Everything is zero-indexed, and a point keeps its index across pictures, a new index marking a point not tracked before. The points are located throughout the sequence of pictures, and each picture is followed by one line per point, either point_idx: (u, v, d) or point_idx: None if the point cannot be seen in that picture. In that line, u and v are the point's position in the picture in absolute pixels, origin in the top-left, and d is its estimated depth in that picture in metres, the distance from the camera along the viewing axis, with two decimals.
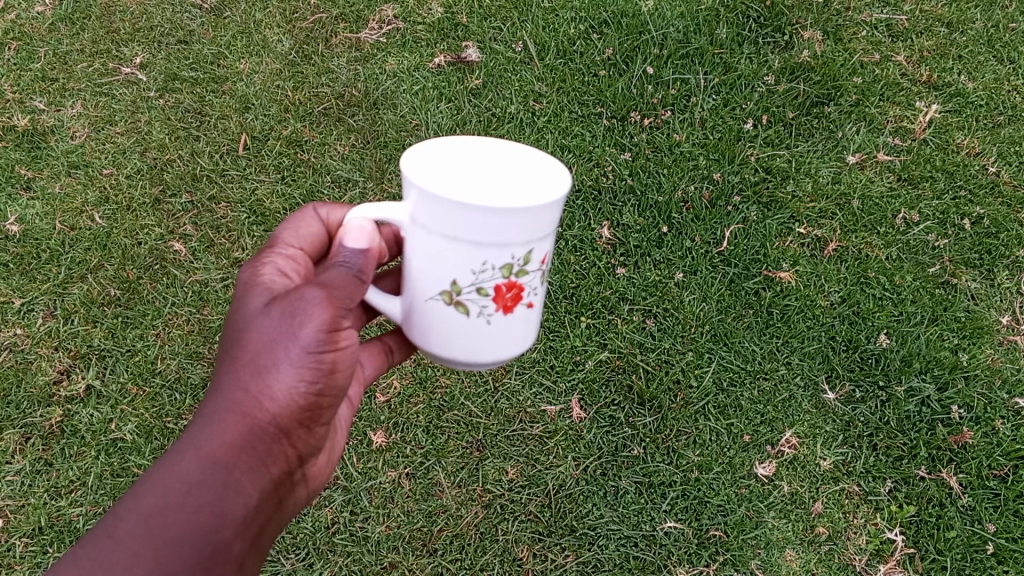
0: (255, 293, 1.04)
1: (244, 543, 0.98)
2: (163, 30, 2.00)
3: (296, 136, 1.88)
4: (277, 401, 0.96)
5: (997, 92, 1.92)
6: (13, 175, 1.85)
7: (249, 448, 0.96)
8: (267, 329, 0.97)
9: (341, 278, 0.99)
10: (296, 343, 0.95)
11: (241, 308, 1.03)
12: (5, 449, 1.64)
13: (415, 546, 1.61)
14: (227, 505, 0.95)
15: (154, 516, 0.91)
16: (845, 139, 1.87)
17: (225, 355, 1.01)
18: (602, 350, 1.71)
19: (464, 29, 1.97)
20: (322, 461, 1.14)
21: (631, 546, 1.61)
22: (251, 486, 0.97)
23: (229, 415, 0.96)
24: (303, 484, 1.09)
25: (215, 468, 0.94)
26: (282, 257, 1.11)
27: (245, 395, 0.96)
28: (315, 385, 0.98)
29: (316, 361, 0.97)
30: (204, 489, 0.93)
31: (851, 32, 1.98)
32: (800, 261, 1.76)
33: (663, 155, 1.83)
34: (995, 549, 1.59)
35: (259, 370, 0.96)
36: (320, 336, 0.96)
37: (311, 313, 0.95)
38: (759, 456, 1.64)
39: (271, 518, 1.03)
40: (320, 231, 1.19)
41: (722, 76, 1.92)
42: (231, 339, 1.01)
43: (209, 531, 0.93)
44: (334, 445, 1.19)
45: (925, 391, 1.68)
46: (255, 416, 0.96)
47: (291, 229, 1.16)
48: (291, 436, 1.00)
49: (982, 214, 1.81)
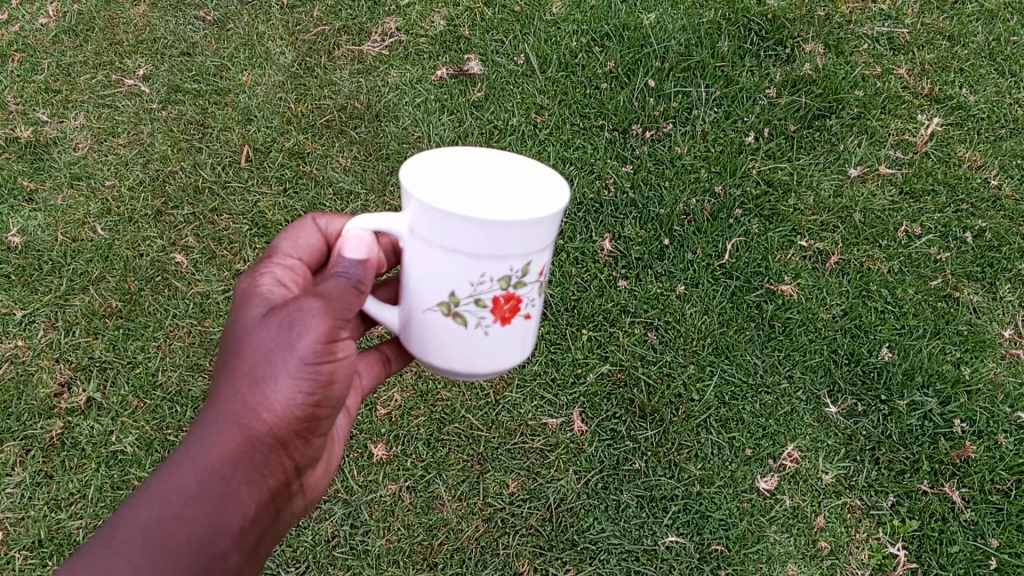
0: (253, 303, 1.04)
1: (242, 554, 0.97)
2: (166, 42, 2.01)
3: (299, 148, 1.89)
4: (275, 411, 0.96)
5: (998, 105, 1.92)
6: (16, 186, 1.86)
7: (247, 459, 0.96)
8: (264, 341, 0.97)
9: (340, 288, 0.99)
10: (293, 354, 0.95)
11: (240, 317, 1.03)
12: (5, 462, 1.63)
13: (416, 560, 1.60)
14: (224, 516, 0.94)
15: (150, 527, 0.91)
16: (847, 152, 1.88)
17: (222, 366, 1.01)
18: (603, 363, 1.70)
19: (467, 42, 1.98)
20: (319, 472, 1.14)
21: (633, 560, 1.60)
22: (248, 497, 0.97)
23: (227, 426, 0.96)
24: (300, 495, 1.09)
25: (212, 478, 0.94)
26: (280, 267, 1.12)
27: (242, 405, 0.96)
28: (312, 396, 0.98)
29: (314, 371, 0.97)
30: (201, 500, 0.93)
31: (852, 46, 1.99)
32: (802, 273, 1.76)
33: (665, 168, 1.84)
34: (999, 564, 1.57)
35: (257, 380, 0.96)
36: (318, 345, 0.96)
37: (310, 323, 0.95)
38: (761, 470, 1.64)
39: (267, 529, 1.03)
40: (318, 241, 1.20)
41: (724, 89, 1.93)
42: (228, 349, 1.01)
43: (206, 542, 0.93)
44: (331, 456, 1.19)
45: (928, 405, 1.67)
46: (252, 426, 0.96)
47: (289, 239, 1.17)
48: (288, 447, 1.00)
49: (985, 228, 1.81)
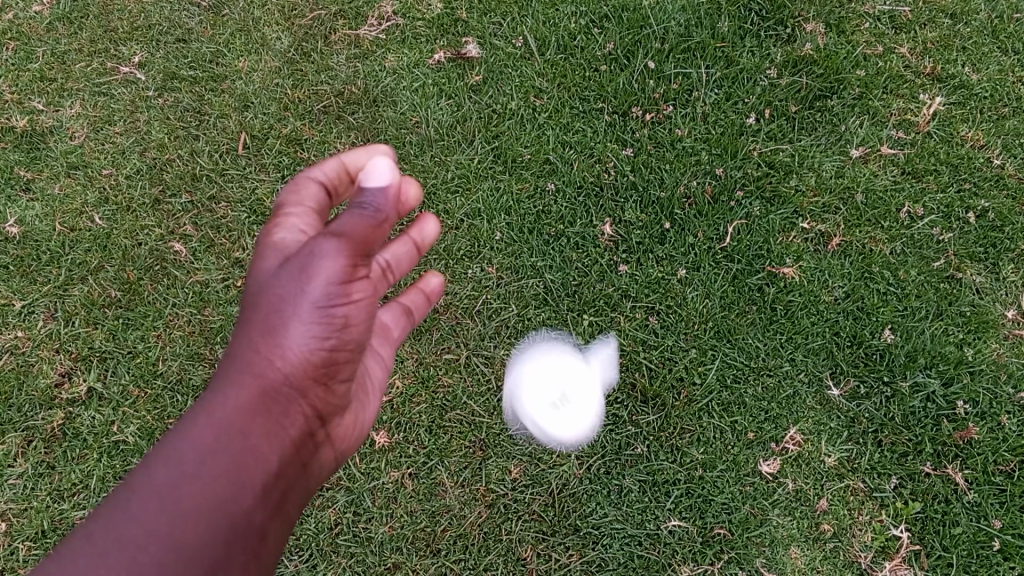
0: (274, 251, 1.14)
1: (267, 510, 1.01)
2: (160, 28, 1.98)
3: (296, 135, 1.87)
4: (289, 360, 1.01)
5: (1001, 84, 1.87)
6: (14, 177, 1.86)
7: (264, 411, 1.02)
8: (279, 293, 1.02)
9: (355, 225, 1.04)
10: (308, 300, 1.00)
11: (262, 269, 1.12)
12: (9, 452, 1.65)
13: (419, 546, 1.61)
14: (245, 470, 0.99)
15: (170, 488, 0.96)
16: (848, 132, 1.85)
17: (241, 323, 1.07)
18: (605, 348, 1.70)
19: (464, 24, 1.94)
20: (344, 423, 1.20)
21: (636, 545, 1.61)
22: (268, 450, 1.02)
23: (246, 378, 1.02)
24: (326, 446, 1.14)
25: (231, 434, 1.00)
26: (295, 218, 1.21)
27: (257, 362, 1.02)
28: (328, 340, 1.03)
29: (329, 314, 1.01)
30: (220, 457, 0.99)
31: (854, 24, 1.93)
32: (803, 256, 1.75)
33: (665, 151, 1.82)
34: (1001, 545, 1.58)
35: (271, 335, 1.01)
36: (332, 284, 1.00)
37: (322, 262, 1.00)
38: (763, 453, 1.64)
39: (295, 482, 1.08)
40: (320, 192, 1.28)
41: (725, 70, 1.90)
42: (247, 304, 1.08)
43: (228, 497, 0.97)
44: (357, 408, 1.24)
45: (930, 386, 1.67)
46: (269, 378, 1.02)
47: (298, 198, 1.24)
48: (305, 396, 1.05)
49: (988, 208, 1.78)
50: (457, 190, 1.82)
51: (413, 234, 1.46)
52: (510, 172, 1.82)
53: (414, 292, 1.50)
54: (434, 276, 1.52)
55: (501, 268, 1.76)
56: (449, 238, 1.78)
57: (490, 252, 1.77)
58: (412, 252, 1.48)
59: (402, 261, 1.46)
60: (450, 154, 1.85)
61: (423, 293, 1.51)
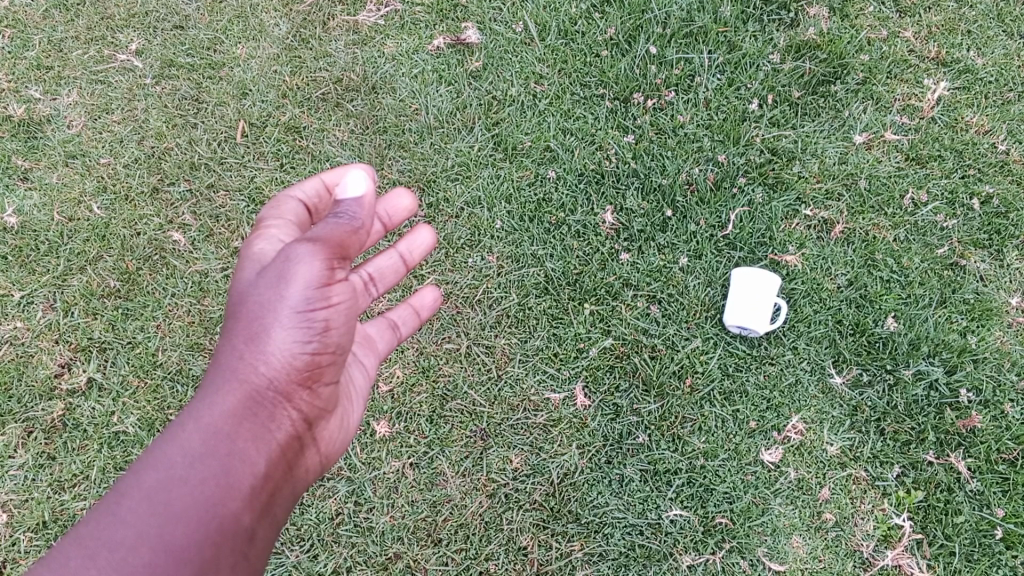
0: (254, 261, 1.23)
1: (255, 510, 1.09)
2: (158, 15, 1.94)
3: (295, 123, 1.85)
4: (271, 366, 1.09)
5: (1007, 68, 1.82)
6: (11, 166, 1.84)
7: (250, 416, 1.10)
8: (261, 298, 1.10)
9: (332, 233, 1.14)
10: (289, 303, 1.08)
11: (246, 277, 1.21)
12: (9, 443, 1.66)
13: (420, 536, 1.62)
14: (234, 471, 1.07)
15: (158, 490, 1.03)
16: (852, 118, 1.82)
17: (226, 331, 1.15)
18: (606, 337, 1.69)
19: (463, 9, 1.91)
20: (331, 428, 1.27)
21: (637, 534, 1.61)
22: (254, 451, 1.10)
23: (231, 384, 1.10)
24: (313, 448, 1.22)
25: (218, 438, 1.08)
26: (274, 229, 1.31)
27: (242, 366, 1.10)
28: (310, 344, 1.10)
29: (308, 319, 1.09)
30: (209, 460, 1.06)
31: (858, 8, 1.88)
32: (806, 244, 1.73)
33: (667, 137, 1.80)
34: (1003, 533, 1.58)
35: (255, 340, 1.09)
36: (309, 286, 1.09)
37: (301, 267, 1.09)
38: (765, 442, 1.63)
39: (282, 484, 1.15)
40: (300, 208, 1.38)
41: (728, 55, 1.86)
42: (232, 312, 1.16)
43: (216, 497, 1.05)
44: (344, 415, 1.32)
45: (934, 373, 1.65)
46: (255, 383, 1.09)
47: (276, 214, 1.34)
48: (289, 400, 1.13)
49: (992, 194, 1.75)
50: (456, 178, 1.80)
51: (401, 248, 1.54)
52: (510, 159, 1.80)
53: (403, 307, 1.56)
54: (428, 292, 1.60)
55: (502, 257, 1.75)
56: (449, 227, 1.77)
57: (491, 240, 1.76)
58: (399, 265, 1.55)
59: (387, 275, 1.54)
60: (450, 141, 1.83)
61: (413, 309, 1.57)
